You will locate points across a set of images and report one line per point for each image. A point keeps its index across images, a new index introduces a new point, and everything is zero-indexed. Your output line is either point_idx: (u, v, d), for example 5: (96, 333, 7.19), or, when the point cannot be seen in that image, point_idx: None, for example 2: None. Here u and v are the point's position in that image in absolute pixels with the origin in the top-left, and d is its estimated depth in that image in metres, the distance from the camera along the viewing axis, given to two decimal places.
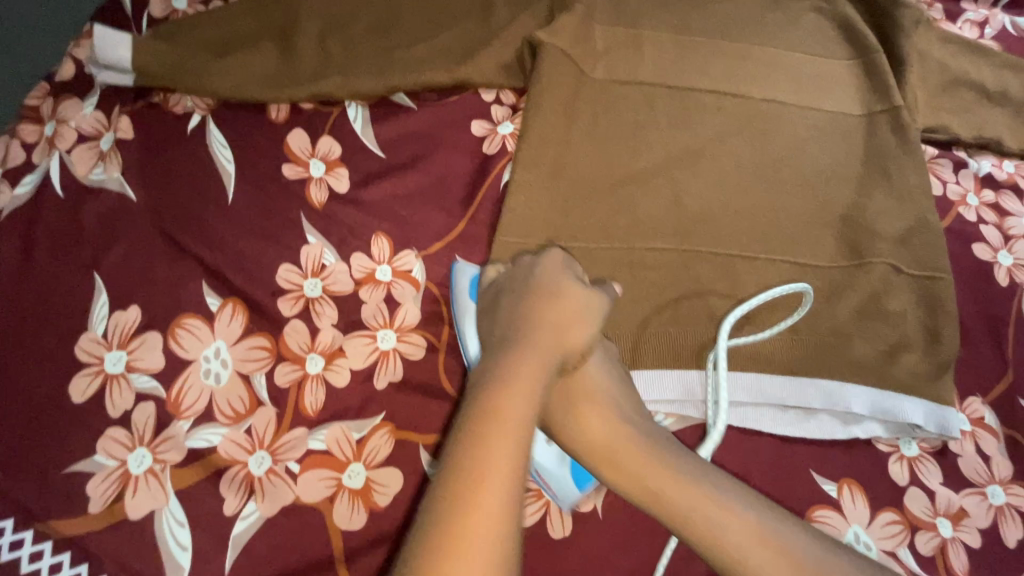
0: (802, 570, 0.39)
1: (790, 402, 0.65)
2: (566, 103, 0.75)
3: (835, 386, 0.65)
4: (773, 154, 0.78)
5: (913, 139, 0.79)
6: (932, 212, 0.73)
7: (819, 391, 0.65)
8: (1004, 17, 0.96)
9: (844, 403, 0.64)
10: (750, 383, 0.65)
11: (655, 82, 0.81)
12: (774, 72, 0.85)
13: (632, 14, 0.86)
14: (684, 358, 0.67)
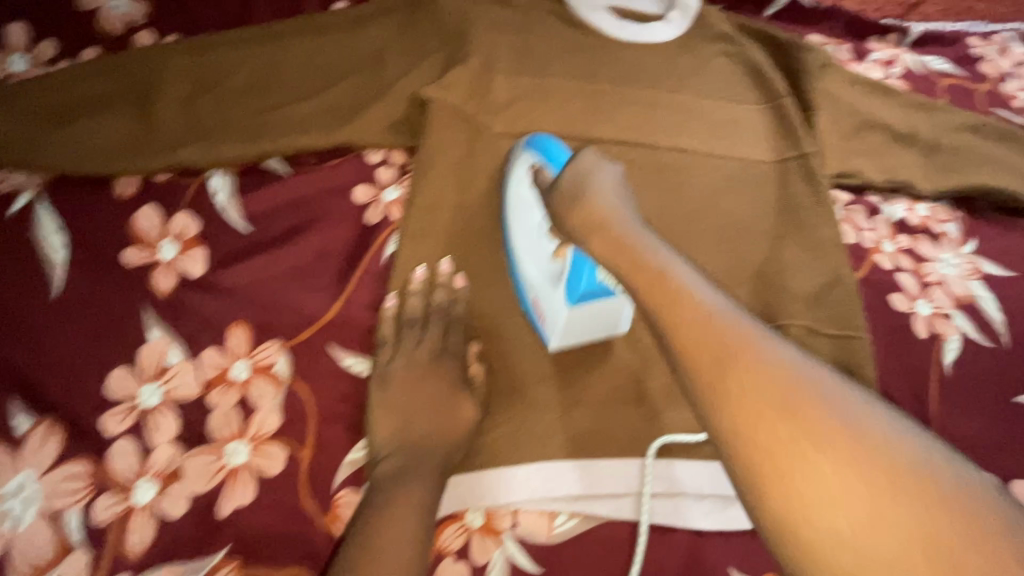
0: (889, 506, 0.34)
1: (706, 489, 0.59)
2: (459, 165, 0.70)
3: None
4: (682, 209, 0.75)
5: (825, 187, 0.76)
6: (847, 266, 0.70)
7: None
8: (910, 56, 0.97)
9: None
10: (661, 472, 0.60)
11: (559, 135, 0.77)
12: (684, 119, 0.82)
13: (535, 64, 0.82)
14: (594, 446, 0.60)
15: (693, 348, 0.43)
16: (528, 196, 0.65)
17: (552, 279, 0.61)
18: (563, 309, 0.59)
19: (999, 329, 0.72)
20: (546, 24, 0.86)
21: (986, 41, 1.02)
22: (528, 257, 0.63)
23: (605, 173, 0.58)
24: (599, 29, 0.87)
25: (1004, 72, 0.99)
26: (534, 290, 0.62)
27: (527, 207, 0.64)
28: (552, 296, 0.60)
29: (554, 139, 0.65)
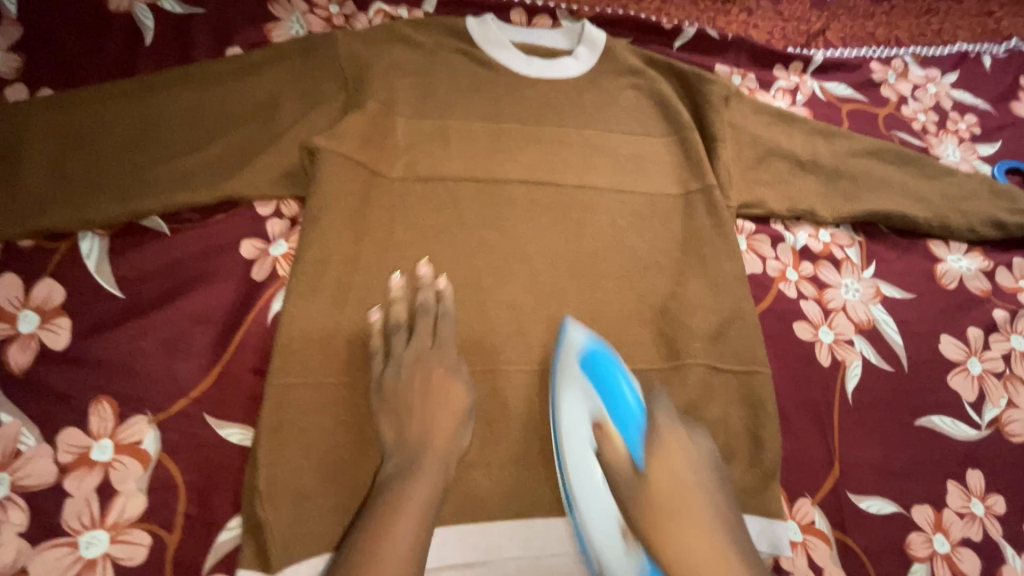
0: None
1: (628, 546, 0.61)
2: (353, 213, 0.68)
3: None
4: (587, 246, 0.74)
5: (727, 220, 0.77)
6: (746, 301, 0.72)
7: None
8: (813, 83, 1.00)
9: None
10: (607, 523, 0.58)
11: (462, 176, 0.76)
12: (591, 156, 0.82)
13: (440, 105, 0.82)
14: (488, 506, 0.61)
15: (671, 493, 0.55)
16: (580, 422, 0.62)
17: (616, 534, 0.58)
18: (619, 544, 0.57)
19: (898, 353, 0.74)
20: (452, 65, 0.86)
21: (885, 66, 1.06)
22: (582, 469, 0.60)
23: (690, 454, 0.59)
24: (506, 66, 0.88)
25: (903, 95, 1.03)
26: (572, 478, 0.60)
27: (581, 449, 0.61)
28: (605, 513, 0.59)
29: (607, 355, 0.65)
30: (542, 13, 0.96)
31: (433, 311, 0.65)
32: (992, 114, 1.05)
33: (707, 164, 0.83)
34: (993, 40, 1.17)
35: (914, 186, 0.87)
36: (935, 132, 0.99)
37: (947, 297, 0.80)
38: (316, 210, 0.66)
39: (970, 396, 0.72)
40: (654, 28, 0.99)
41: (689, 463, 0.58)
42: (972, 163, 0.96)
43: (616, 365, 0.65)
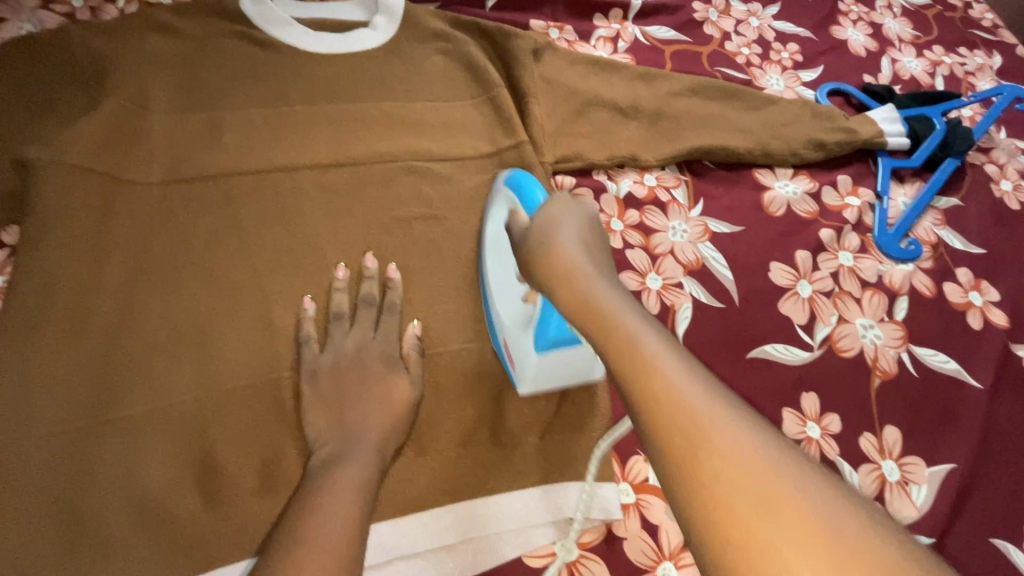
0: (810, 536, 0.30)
1: (424, 548, 0.54)
2: (92, 230, 0.59)
3: (475, 507, 0.57)
4: (387, 228, 0.68)
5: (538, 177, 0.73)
6: None
7: (455, 519, 0.56)
8: (634, 29, 0.97)
9: (488, 528, 0.56)
10: (392, 539, 0.54)
11: (238, 169, 0.68)
12: (393, 131, 0.76)
13: (212, 97, 0.73)
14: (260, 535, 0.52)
15: (612, 352, 0.43)
16: (502, 236, 0.64)
17: (522, 325, 0.59)
18: (531, 355, 0.58)
19: (728, 288, 0.72)
20: (227, 51, 0.77)
21: (707, 4, 1.05)
22: (500, 275, 0.62)
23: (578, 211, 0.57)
24: (293, 46, 0.80)
25: (726, 31, 1.02)
26: (499, 317, 0.60)
27: (499, 249, 0.64)
28: (521, 340, 0.58)
29: (528, 175, 0.63)
30: None
31: (378, 303, 0.62)
32: (813, 40, 1.06)
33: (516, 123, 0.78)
34: None
35: (735, 119, 0.86)
36: (759, 64, 0.99)
37: (774, 224, 0.79)
38: (43, 235, 0.58)
39: (801, 319, 0.71)
40: None
41: (578, 226, 0.55)
42: (796, 90, 0.96)
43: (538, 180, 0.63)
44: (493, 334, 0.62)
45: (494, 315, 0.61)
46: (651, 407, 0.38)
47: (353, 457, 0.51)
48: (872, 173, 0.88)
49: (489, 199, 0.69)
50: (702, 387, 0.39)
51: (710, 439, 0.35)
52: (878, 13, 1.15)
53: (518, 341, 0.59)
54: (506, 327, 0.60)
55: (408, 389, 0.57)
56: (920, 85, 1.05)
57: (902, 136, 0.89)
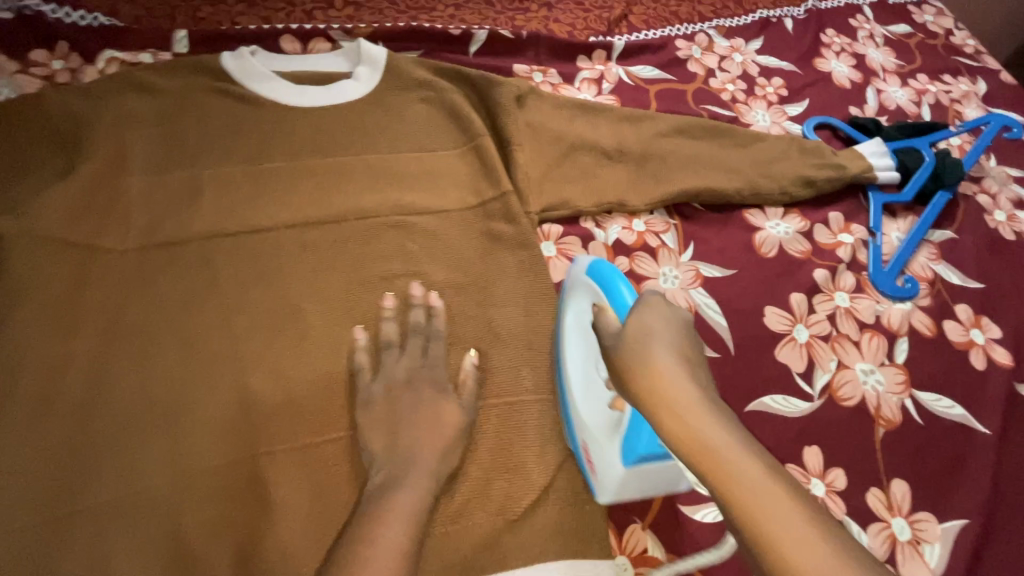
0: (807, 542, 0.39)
1: None
2: (65, 302, 0.58)
3: None
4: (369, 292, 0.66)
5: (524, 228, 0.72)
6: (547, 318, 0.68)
7: None
8: (618, 69, 0.97)
9: None
10: None
11: (214, 229, 0.66)
12: (375, 184, 0.75)
13: (189, 155, 0.72)
14: None
15: (647, 363, 0.52)
16: (585, 326, 0.65)
17: (609, 434, 0.59)
18: (618, 468, 0.58)
19: (723, 336, 0.70)
20: (206, 107, 0.77)
21: (689, 42, 1.05)
22: (583, 393, 0.62)
23: (672, 317, 0.55)
24: (274, 100, 0.79)
25: (710, 68, 1.02)
26: (582, 428, 0.61)
27: (591, 359, 0.63)
28: (608, 454, 0.59)
29: (616, 273, 0.63)
30: (318, 35, 0.89)
31: (425, 332, 0.63)
32: (797, 73, 1.06)
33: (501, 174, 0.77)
34: (792, 2, 1.20)
35: (722, 158, 0.85)
36: (744, 100, 0.99)
37: (767, 266, 0.77)
38: (14, 311, 0.57)
39: (799, 367, 0.69)
40: (442, 36, 0.93)
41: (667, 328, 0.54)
42: (782, 125, 0.96)
43: (616, 272, 0.63)
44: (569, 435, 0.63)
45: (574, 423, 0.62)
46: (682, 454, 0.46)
47: (404, 483, 0.52)
48: (863, 207, 0.87)
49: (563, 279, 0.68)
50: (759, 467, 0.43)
51: (714, 445, 0.45)
52: (861, 44, 1.16)
53: (603, 459, 0.59)
54: (590, 435, 0.60)
55: (459, 412, 0.59)
56: (907, 114, 1.05)
57: (892, 170, 0.88)
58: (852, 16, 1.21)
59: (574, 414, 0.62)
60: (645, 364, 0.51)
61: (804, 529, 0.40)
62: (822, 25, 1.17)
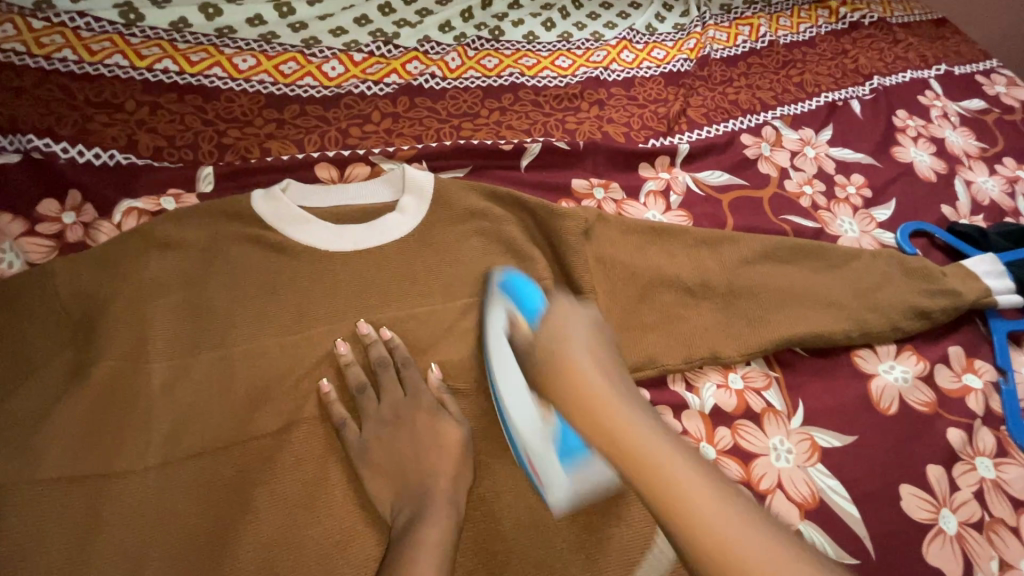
0: (724, 508, 0.46)
1: None
2: (88, 544, 0.53)
3: None
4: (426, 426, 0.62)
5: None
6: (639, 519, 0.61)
7: None
8: (685, 176, 0.88)
9: None
10: None
11: (257, 431, 0.60)
12: (438, 350, 0.68)
13: (220, 327, 0.63)
14: None
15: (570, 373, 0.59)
16: (506, 356, 0.65)
17: (544, 441, 0.61)
18: (563, 478, 0.60)
19: (858, 532, 0.59)
20: (237, 261, 0.67)
21: (757, 137, 0.96)
22: (534, 437, 0.61)
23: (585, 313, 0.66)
24: (313, 247, 0.69)
25: (783, 167, 0.93)
26: (523, 435, 0.62)
27: (507, 372, 0.64)
28: (550, 462, 0.60)
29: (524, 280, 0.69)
30: (356, 159, 0.80)
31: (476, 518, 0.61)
32: (876, 166, 0.96)
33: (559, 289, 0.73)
34: (855, 81, 1.11)
35: (824, 288, 0.74)
36: (827, 206, 0.89)
37: (891, 428, 0.66)
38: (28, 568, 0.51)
39: (955, 571, 0.58)
40: (492, 152, 0.84)
41: (584, 336, 0.63)
42: (873, 235, 0.86)
43: (535, 296, 0.68)
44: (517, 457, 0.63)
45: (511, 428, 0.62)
46: (659, 502, 0.48)
47: (429, 516, 0.55)
48: (984, 339, 0.76)
49: (483, 302, 0.70)
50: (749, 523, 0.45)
51: (645, 440, 0.52)
52: (937, 125, 1.06)
53: (543, 451, 0.61)
54: (524, 428, 0.62)
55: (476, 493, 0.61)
56: (1003, 210, 0.95)
57: (1011, 293, 0.77)
58: (921, 92, 1.12)
59: (507, 417, 0.63)
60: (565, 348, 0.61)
61: (716, 501, 0.47)
62: (892, 105, 1.08)
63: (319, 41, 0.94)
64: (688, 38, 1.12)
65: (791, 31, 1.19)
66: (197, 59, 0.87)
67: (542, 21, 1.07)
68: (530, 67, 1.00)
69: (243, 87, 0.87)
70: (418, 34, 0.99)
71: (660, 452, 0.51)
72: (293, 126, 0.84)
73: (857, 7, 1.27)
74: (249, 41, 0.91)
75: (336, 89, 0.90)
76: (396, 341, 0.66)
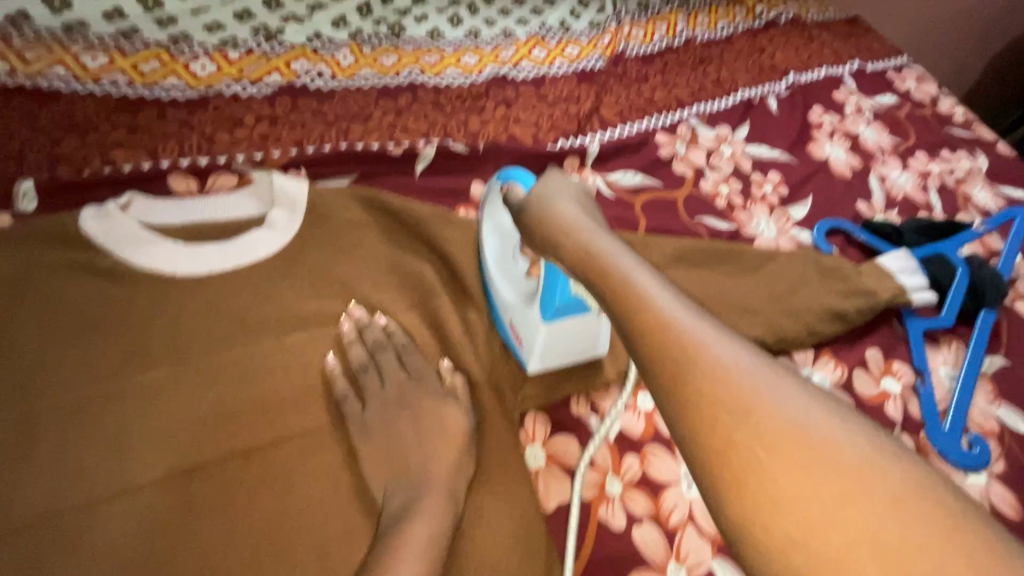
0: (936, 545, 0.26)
1: None
2: None
3: None
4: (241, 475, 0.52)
5: (486, 439, 0.58)
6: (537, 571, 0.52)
7: None
8: (595, 179, 0.82)
9: None
10: None
11: (67, 501, 0.49)
12: (305, 388, 0.58)
13: (25, 374, 0.53)
14: None
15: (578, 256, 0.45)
16: (507, 230, 0.64)
17: (525, 300, 0.60)
18: (538, 325, 0.58)
19: None
20: (56, 294, 0.57)
21: (671, 136, 0.91)
22: (499, 263, 0.64)
23: (568, 189, 0.55)
24: (155, 273, 0.59)
25: (698, 166, 0.88)
26: (489, 266, 0.64)
27: (489, 227, 0.65)
28: (528, 318, 0.59)
29: (527, 172, 0.66)
30: (217, 168, 0.71)
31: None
32: (793, 163, 0.93)
33: (469, 306, 0.65)
34: (772, 78, 1.09)
35: (737, 294, 0.69)
36: (743, 205, 0.85)
37: None
38: None
39: None
40: (379, 157, 0.75)
41: (572, 201, 0.53)
42: (790, 234, 0.83)
43: (530, 174, 0.66)
44: (501, 332, 0.63)
45: (498, 303, 0.62)
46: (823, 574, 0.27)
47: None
48: (901, 339, 0.73)
49: (483, 202, 0.68)
50: (777, 387, 0.32)
51: (775, 420, 0.31)
52: (852, 121, 1.05)
53: (543, 334, 0.58)
54: (495, 273, 0.63)
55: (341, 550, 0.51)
56: (916, 204, 0.94)
57: (925, 290, 0.75)
58: (836, 89, 1.11)
59: (483, 257, 0.65)
60: (552, 218, 0.51)
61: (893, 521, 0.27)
62: (808, 102, 1.06)
63: (189, 37, 0.82)
64: (603, 35, 1.07)
65: (708, 29, 1.17)
66: (33, 58, 0.75)
67: (449, 16, 0.99)
68: (431, 66, 0.92)
69: (91, 90, 0.76)
70: (307, 29, 0.89)
71: (766, 407, 0.31)
72: (148, 132, 0.73)
73: (772, 5, 1.26)
74: (103, 37, 0.78)
75: (205, 90, 0.80)
76: (200, 377, 0.55)
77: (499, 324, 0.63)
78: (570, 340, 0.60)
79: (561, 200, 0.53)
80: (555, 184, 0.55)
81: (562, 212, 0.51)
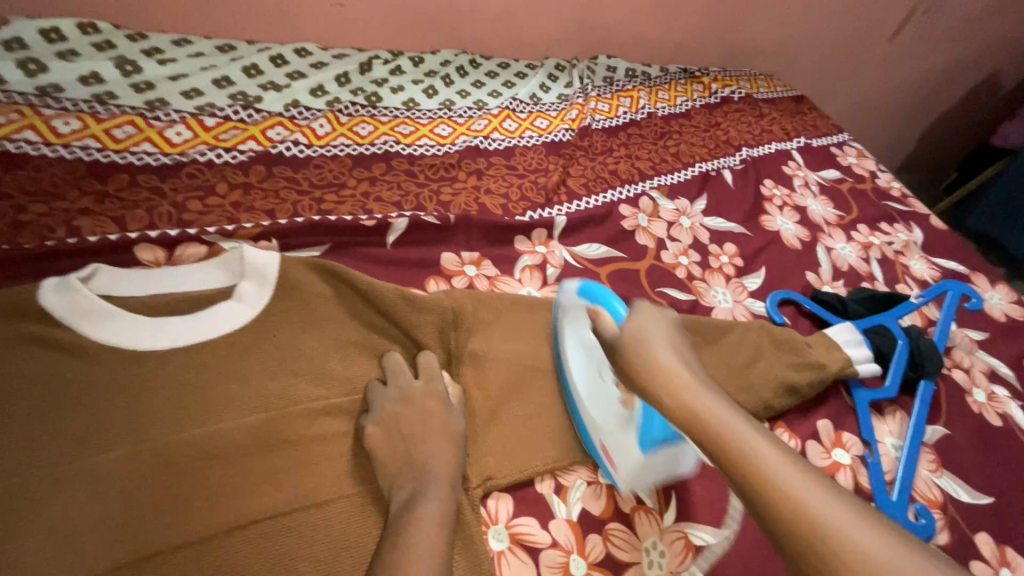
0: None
1: None
2: None
3: None
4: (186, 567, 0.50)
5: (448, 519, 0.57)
6: None
7: None
8: (562, 250, 0.85)
9: None
10: None
11: None
12: (263, 467, 0.56)
13: None
14: None
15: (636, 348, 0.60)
16: (588, 343, 0.68)
17: (621, 425, 0.63)
18: (636, 453, 0.62)
19: None
20: (4, 372, 0.55)
21: (634, 208, 0.97)
22: (588, 392, 0.66)
23: (661, 317, 0.64)
24: (112, 349, 0.58)
25: (659, 237, 0.93)
26: (580, 397, 0.65)
27: (581, 356, 0.68)
28: (624, 441, 0.63)
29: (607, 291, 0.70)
30: (187, 239, 0.71)
31: None
32: (747, 235, 0.99)
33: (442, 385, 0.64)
34: (726, 152, 1.17)
35: None
36: (701, 276, 0.90)
37: None
38: None
39: None
40: (350, 227, 0.77)
41: (666, 334, 0.61)
42: (745, 304, 0.88)
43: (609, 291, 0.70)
44: (588, 445, 0.64)
45: (589, 434, 0.64)
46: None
47: None
48: (850, 409, 0.77)
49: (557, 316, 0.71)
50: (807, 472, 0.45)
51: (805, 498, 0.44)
52: (800, 194, 1.13)
53: (639, 472, 0.63)
54: (602, 434, 0.63)
55: None
56: (860, 275, 1.01)
57: (870, 362, 0.80)
58: (785, 163, 1.20)
59: (565, 367, 0.68)
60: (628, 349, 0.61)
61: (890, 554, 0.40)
62: (760, 175, 1.14)
63: (166, 103, 0.84)
64: (570, 109, 1.13)
65: (668, 104, 1.25)
66: (3, 121, 0.75)
67: (424, 88, 1.04)
68: (406, 135, 0.96)
69: (61, 153, 0.75)
70: (284, 98, 0.92)
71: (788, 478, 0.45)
72: (117, 199, 0.74)
73: (726, 84, 1.37)
74: (78, 101, 0.80)
75: (178, 156, 0.81)
76: (154, 459, 0.54)
77: (586, 439, 0.65)
78: (663, 466, 0.64)
79: (647, 323, 0.62)
80: (640, 307, 0.64)
81: (647, 327, 0.61)
